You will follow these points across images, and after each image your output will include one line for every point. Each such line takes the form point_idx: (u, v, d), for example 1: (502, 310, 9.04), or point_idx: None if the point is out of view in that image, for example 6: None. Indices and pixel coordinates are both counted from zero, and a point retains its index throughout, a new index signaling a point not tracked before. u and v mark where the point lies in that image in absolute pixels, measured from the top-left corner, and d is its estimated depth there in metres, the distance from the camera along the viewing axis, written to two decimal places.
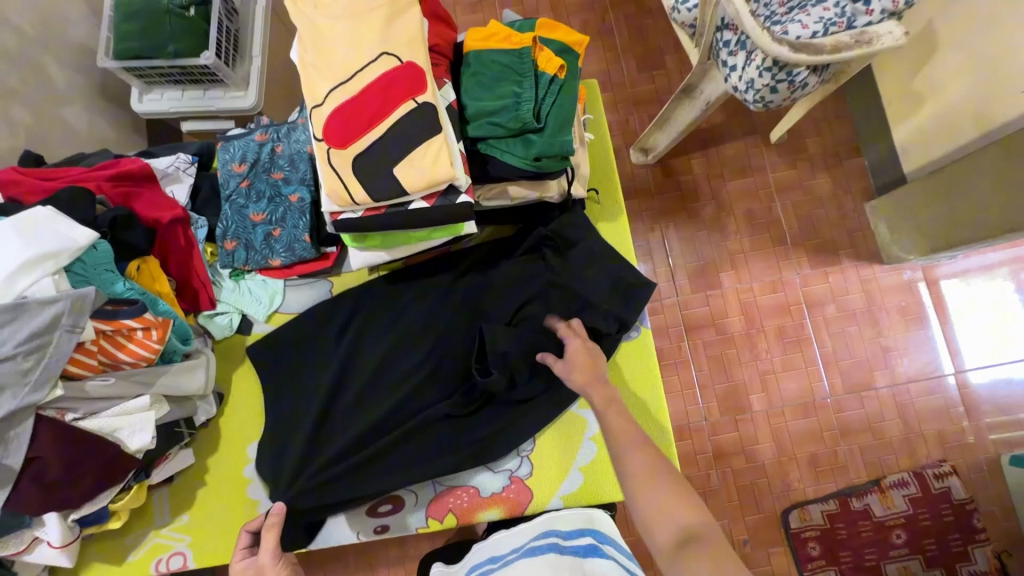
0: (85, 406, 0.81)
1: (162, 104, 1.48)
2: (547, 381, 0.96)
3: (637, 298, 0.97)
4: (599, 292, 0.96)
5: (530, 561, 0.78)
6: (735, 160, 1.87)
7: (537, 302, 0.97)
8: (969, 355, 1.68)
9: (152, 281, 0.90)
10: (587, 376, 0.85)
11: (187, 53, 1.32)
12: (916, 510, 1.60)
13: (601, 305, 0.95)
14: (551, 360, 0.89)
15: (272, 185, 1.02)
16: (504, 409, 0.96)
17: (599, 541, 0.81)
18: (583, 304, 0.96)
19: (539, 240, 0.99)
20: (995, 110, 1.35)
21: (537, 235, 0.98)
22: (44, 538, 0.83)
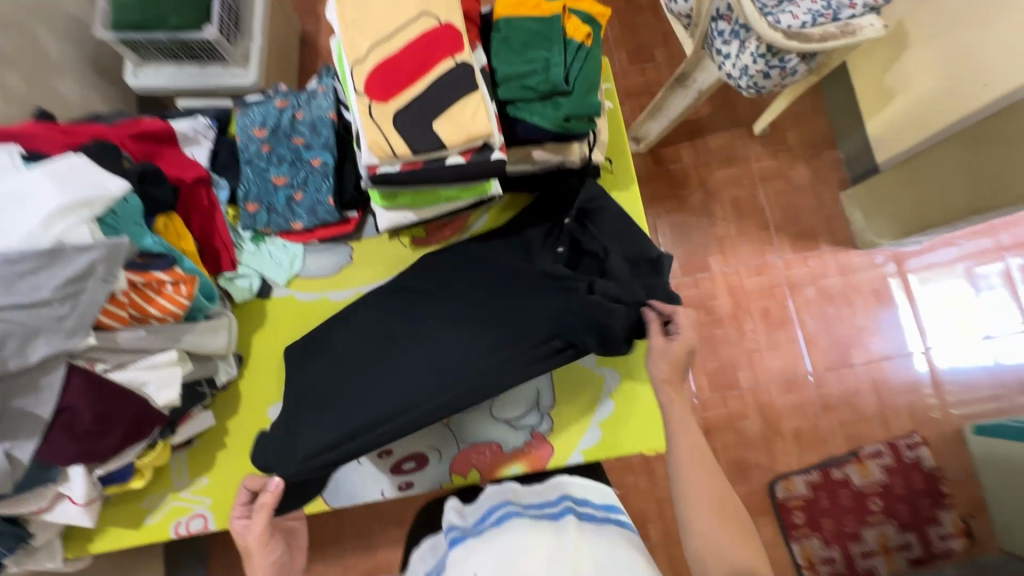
0: (115, 357, 0.80)
1: (159, 79, 1.43)
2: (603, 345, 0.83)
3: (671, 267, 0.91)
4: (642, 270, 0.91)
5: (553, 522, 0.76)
6: (722, 150, 1.93)
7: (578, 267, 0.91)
8: (934, 336, 1.79)
9: (178, 239, 0.91)
10: (671, 375, 0.90)
11: (188, 26, 1.28)
12: (890, 478, 1.70)
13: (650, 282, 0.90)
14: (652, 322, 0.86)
15: (294, 150, 1.03)
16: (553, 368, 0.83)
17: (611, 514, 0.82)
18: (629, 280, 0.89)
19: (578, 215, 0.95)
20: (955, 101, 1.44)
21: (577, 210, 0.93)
22: (67, 494, 0.81)
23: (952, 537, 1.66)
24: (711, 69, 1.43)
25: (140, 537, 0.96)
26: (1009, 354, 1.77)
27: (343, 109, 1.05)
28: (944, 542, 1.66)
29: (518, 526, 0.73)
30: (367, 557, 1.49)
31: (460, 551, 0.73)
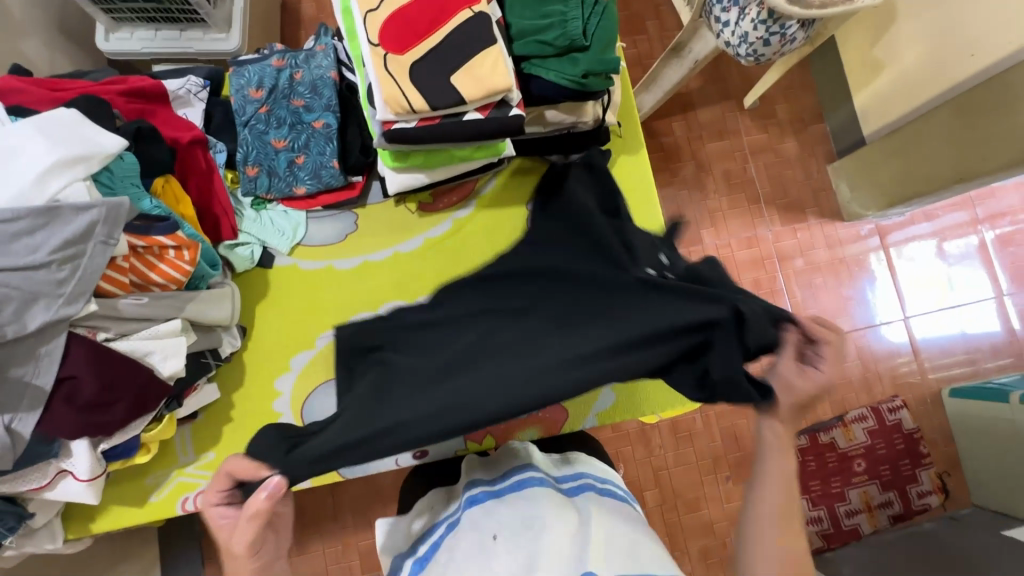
0: (117, 325, 0.76)
1: (133, 45, 1.23)
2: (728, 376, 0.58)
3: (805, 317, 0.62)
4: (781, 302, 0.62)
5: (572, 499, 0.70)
6: (712, 124, 1.84)
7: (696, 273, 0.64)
8: (912, 304, 1.76)
9: (176, 203, 0.86)
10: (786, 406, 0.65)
11: None
12: (873, 441, 1.68)
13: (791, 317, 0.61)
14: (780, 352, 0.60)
15: (293, 112, 0.98)
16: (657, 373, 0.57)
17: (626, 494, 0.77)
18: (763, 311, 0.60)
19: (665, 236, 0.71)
20: (942, 67, 1.39)
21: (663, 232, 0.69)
22: (69, 470, 0.78)
23: (930, 494, 1.66)
24: (707, 38, 1.34)
25: (147, 516, 0.93)
26: (976, 322, 1.74)
27: (345, 70, 1.01)
28: (923, 500, 1.66)
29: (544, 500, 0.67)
30: (367, 533, 1.44)
31: (481, 514, 0.68)
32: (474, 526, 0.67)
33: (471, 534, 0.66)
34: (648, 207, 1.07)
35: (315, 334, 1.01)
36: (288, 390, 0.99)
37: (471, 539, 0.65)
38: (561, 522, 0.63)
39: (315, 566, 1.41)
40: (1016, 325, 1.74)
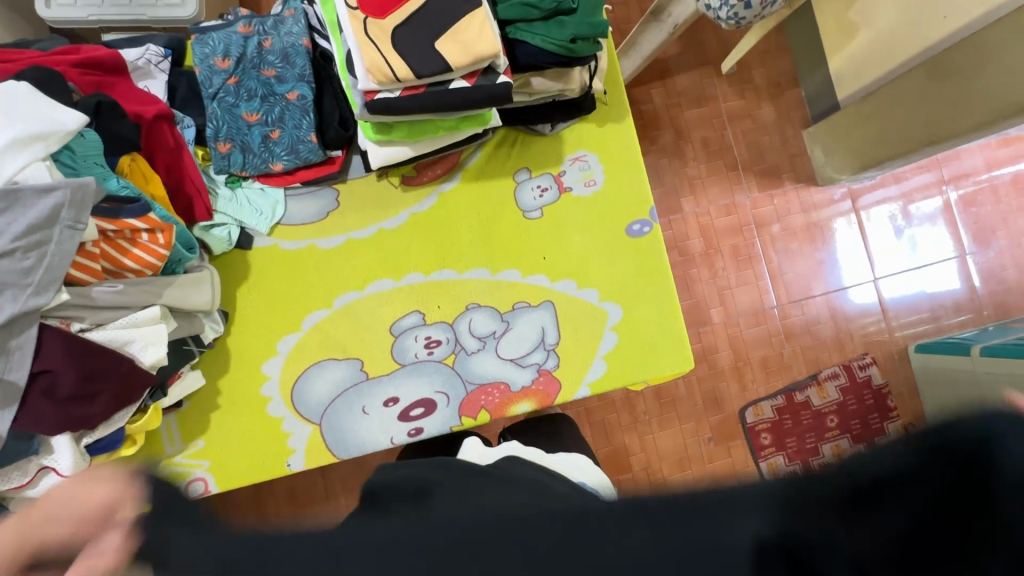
0: (93, 315, 0.73)
1: (76, 9, 1.11)
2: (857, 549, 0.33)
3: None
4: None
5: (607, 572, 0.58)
6: (691, 90, 1.83)
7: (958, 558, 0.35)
8: (881, 265, 1.82)
9: (145, 181, 0.81)
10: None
11: None
12: (844, 398, 1.76)
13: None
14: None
15: (264, 83, 0.93)
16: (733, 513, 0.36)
17: None
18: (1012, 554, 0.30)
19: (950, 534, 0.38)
20: None
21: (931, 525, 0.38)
22: (51, 466, 0.75)
23: None
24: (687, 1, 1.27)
25: None
26: (940, 281, 1.82)
27: (318, 36, 0.96)
28: None
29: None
30: None
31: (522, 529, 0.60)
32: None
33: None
34: (636, 176, 1.05)
35: (298, 316, 0.98)
36: (276, 374, 0.96)
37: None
38: None
39: None
40: (976, 282, 1.82)
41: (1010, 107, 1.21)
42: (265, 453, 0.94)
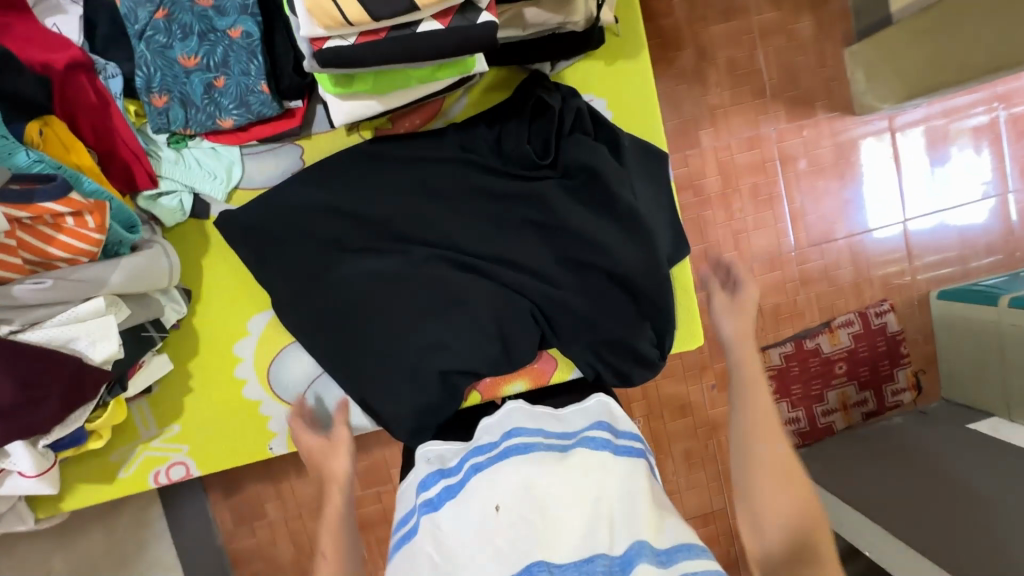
0: (23, 315, 0.66)
1: None
2: (577, 187, 0.87)
3: (555, 108, 0.85)
4: (546, 125, 0.86)
5: (551, 462, 0.67)
6: (719, 1, 1.57)
7: (571, 140, 0.86)
8: (912, 203, 1.66)
9: (65, 152, 0.70)
10: (650, 206, 0.90)
11: None
12: (856, 344, 1.68)
13: (534, 130, 0.87)
14: (575, 143, 0.86)
15: (200, 16, 0.76)
16: (541, 234, 0.89)
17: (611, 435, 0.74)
18: (545, 142, 0.86)
19: (578, 114, 0.86)
20: None
21: (576, 107, 0.86)
22: (12, 468, 0.71)
23: (904, 392, 1.71)
24: None
25: (117, 492, 0.88)
26: (975, 219, 1.67)
27: None
28: (896, 397, 1.71)
29: (552, 467, 0.66)
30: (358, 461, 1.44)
31: (484, 477, 0.67)
32: (480, 492, 0.65)
33: (471, 501, 0.64)
34: (649, 125, 0.92)
35: (265, 295, 0.89)
36: (249, 355, 0.89)
37: (473, 511, 0.63)
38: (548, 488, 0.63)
39: (316, 490, 1.41)
40: (1014, 219, 1.67)
41: None
42: (247, 437, 0.90)
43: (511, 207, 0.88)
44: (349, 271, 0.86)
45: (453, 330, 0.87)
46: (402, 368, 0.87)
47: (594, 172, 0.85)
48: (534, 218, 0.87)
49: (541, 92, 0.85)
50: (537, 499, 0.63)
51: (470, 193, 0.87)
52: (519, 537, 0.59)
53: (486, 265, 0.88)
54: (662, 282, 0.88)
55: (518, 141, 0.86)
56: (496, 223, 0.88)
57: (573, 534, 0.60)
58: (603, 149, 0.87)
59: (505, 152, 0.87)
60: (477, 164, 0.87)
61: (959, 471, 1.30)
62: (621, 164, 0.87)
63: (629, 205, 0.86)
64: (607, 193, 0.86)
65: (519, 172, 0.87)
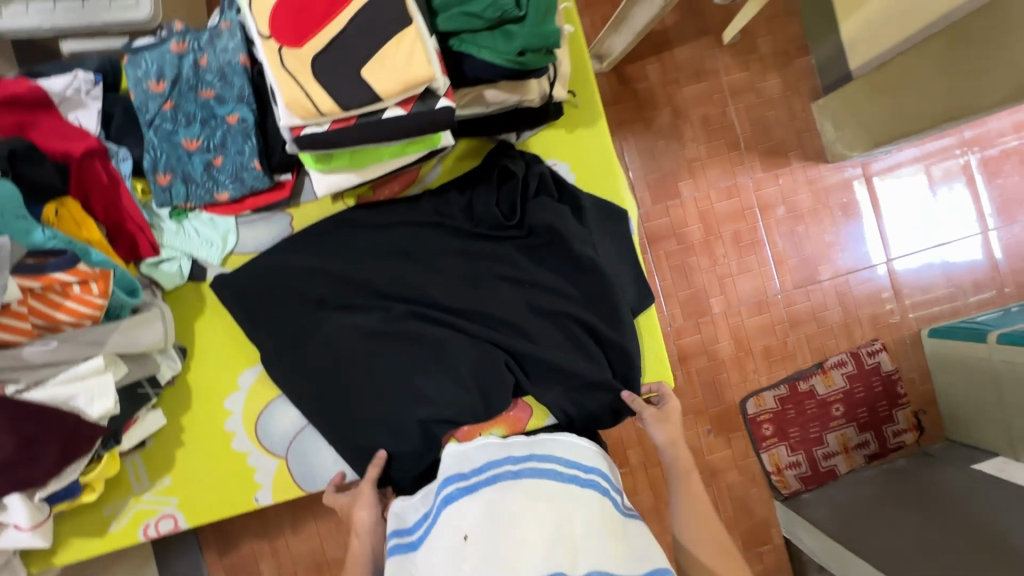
0: (28, 375, 0.71)
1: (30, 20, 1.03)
2: (547, 242, 0.95)
3: (522, 173, 0.94)
4: (510, 191, 0.94)
5: (515, 495, 0.74)
6: (690, 64, 1.65)
7: (536, 204, 0.94)
8: (897, 244, 1.66)
9: (77, 228, 0.79)
10: (612, 257, 0.98)
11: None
12: (852, 385, 1.65)
13: (499, 192, 0.95)
14: (542, 204, 0.94)
15: (203, 105, 0.87)
16: (510, 286, 0.95)
17: (575, 470, 0.80)
18: (512, 204, 0.94)
19: (541, 177, 0.95)
20: None
21: (538, 171, 0.94)
22: (9, 521, 0.75)
23: (905, 432, 1.67)
24: None
25: (107, 545, 0.91)
26: (959, 252, 1.66)
27: (256, 51, 0.88)
28: (899, 438, 1.67)
29: (516, 497, 0.74)
30: None
31: (455, 508, 0.73)
32: (452, 524, 0.72)
33: (443, 531, 0.71)
34: (609, 183, 1.00)
35: (255, 350, 0.95)
36: (240, 409, 0.94)
37: (445, 541, 0.70)
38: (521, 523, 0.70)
39: (312, 545, 1.42)
40: (999, 256, 1.65)
41: None
42: (235, 488, 0.94)
43: (482, 261, 0.95)
44: (334, 328, 0.92)
45: (430, 383, 0.92)
46: (384, 414, 0.91)
47: (558, 231, 0.93)
48: (504, 273, 0.95)
49: (507, 161, 0.94)
50: (503, 526, 0.70)
51: (446, 253, 0.94)
52: (487, 563, 0.67)
53: (461, 316, 0.94)
54: (626, 332, 0.94)
55: (486, 204, 0.94)
56: (469, 280, 0.95)
57: (536, 558, 0.67)
58: (565, 209, 0.95)
59: (476, 213, 0.95)
60: (452, 226, 0.95)
61: (965, 526, 1.24)
62: (583, 225, 0.95)
63: (592, 260, 0.93)
64: (570, 249, 0.94)
65: (491, 228, 0.95)
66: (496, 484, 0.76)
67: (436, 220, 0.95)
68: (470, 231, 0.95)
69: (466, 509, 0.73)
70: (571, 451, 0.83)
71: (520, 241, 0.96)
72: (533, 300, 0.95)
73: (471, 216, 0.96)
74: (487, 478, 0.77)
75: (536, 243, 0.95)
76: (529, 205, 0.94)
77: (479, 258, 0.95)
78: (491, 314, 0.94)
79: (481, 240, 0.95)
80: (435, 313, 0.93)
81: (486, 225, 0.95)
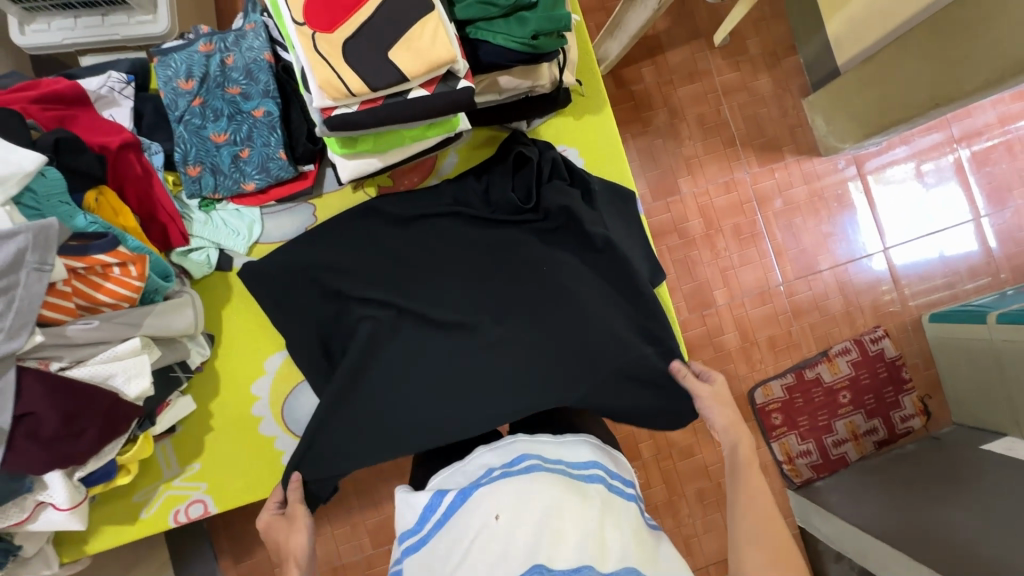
0: (71, 353, 0.74)
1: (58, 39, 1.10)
2: (564, 224, 0.96)
3: (533, 158, 0.96)
4: (524, 176, 0.96)
5: (551, 485, 0.71)
6: (683, 66, 1.70)
7: (551, 186, 0.96)
8: (892, 233, 1.70)
9: (114, 215, 0.82)
10: (623, 237, 1.00)
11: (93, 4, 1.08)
12: (857, 371, 1.67)
13: (513, 176, 0.97)
14: (558, 187, 0.95)
15: (230, 101, 0.91)
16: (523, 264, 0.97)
17: (608, 475, 0.78)
18: (529, 191, 0.95)
19: (553, 163, 0.98)
20: None
21: (551, 156, 0.97)
22: (48, 501, 0.77)
23: (912, 417, 1.67)
24: None
25: (138, 532, 0.93)
26: (953, 243, 1.69)
27: (280, 49, 0.93)
28: (906, 424, 1.67)
29: (551, 484, 0.71)
30: (374, 513, 1.40)
31: (487, 491, 0.72)
32: (484, 506, 0.70)
33: (475, 512, 0.70)
34: (616, 166, 1.05)
35: (278, 336, 0.97)
36: (266, 393, 0.97)
37: (475, 522, 0.69)
38: (559, 509, 0.68)
39: (327, 550, 1.39)
40: (993, 244, 1.69)
41: (1021, 64, 1.08)
42: (261, 471, 0.96)
43: (500, 245, 0.97)
44: (354, 312, 0.94)
45: (451, 363, 0.94)
46: (405, 396, 0.93)
47: (572, 212, 0.94)
48: (522, 257, 0.97)
49: (518, 147, 0.97)
50: (538, 511, 0.68)
51: (461, 236, 0.97)
52: (519, 549, 0.65)
53: (479, 297, 0.96)
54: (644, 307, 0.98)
55: (502, 190, 0.97)
56: (487, 263, 0.97)
57: (567, 546, 0.64)
58: (577, 193, 0.97)
59: (493, 199, 0.98)
60: (468, 212, 0.97)
61: (979, 503, 1.24)
62: (593, 208, 0.98)
63: (606, 238, 0.94)
64: (582, 232, 0.95)
65: (508, 213, 0.97)
66: (532, 472, 0.73)
67: (452, 207, 0.98)
68: (487, 218, 0.97)
69: (496, 492, 0.71)
70: (604, 459, 0.81)
71: (537, 224, 0.97)
72: (552, 283, 0.96)
73: (488, 204, 0.98)
74: (520, 469, 0.74)
75: (551, 229, 0.97)
76: (546, 189, 0.96)
77: (495, 246, 0.97)
78: (510, 297, 0.96)
79: (498, 225, 0.98)
80: (454, 294, 0.96)
81: (505, 209, 0.97)
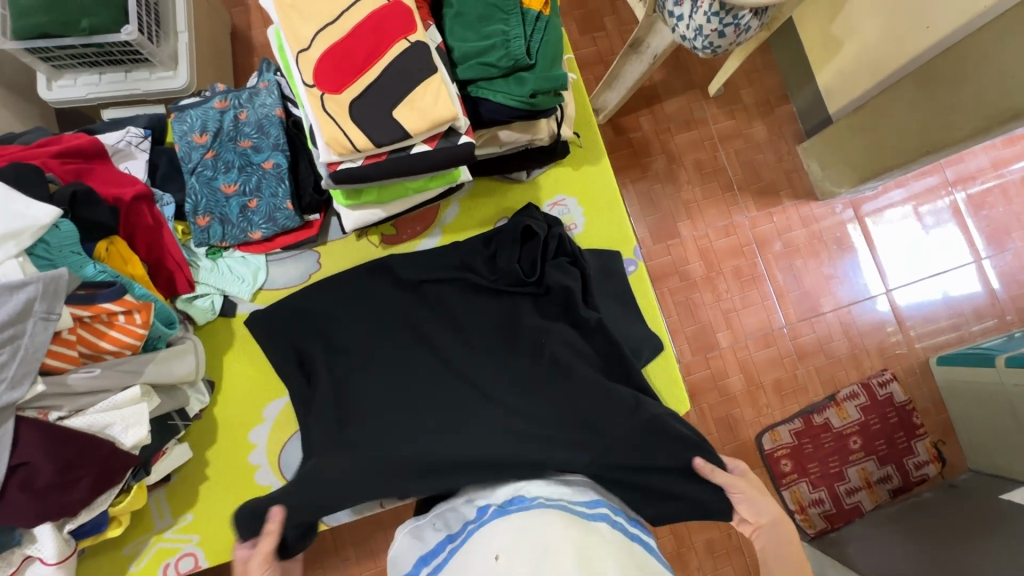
0: (70, 402, 0.74)
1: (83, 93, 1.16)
2: (564, 303, 0.96)
3: (539, 232, 0.96)
4: (530, 253, 0.96)
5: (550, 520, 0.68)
6: (680, 115, 1.76)
7: (554, 269, 0.96)
8: (894, 275, 1.70)
9: (124, 263, 0.84)
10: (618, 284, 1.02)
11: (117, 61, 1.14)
12: (866, 417, 1.63)
13: (522, 245, 0.97)
14: (561, 266, 0.97)
15: (240, 154, 0.95)
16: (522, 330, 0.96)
17: (610, 511, 0.75)
18: (532, 266, 0.96)
19: (559, 239, 0.98)
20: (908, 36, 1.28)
21: (557, 233, 0.97)
22: (36, 555, 0.76)
23: (927, 464, 1.62)
24: (663, 33, 1.17)
25: None
26: (957, 285, 1.69)
27: (291, 106, 0.98)
28: (921, 471, 1.62)
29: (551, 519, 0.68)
30: (371, 565, 1.35)
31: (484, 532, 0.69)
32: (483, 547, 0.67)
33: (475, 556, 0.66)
34: (613, 215, 1.07)
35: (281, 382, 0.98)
36: (264, 441, 0.96)
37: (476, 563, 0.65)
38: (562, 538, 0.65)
39: None
40: (996, 285, 1.69)
41: (1007, 114, 1.11)
42: None
43: (499, 315, 0.97)
44: (354, 358, 0.94)
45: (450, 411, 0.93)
46: None
47: (572, 293, 0.94)
48: (522, 322, 0.96)
49: (527, 221, 0.97)
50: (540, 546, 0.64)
51: (460, 283, 0.98)
52: None
53: (479, 343, 0.96)
54: (643, 353, 0.98)
55: (509, 259, 0.96)
56: (488, 326, 0.97)
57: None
58: (577, 274, 0.97)
59: (498, 268, 0.97)
60: (471, 276, 0.98)
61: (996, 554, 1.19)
62: (591, 292, 0.97)
63: (598, 321, 0.94)
64: (578, 315, 0.95)
65: (510, 284, 0.97)
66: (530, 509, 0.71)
67: (455, 271, 0.99)
68: (491, 285, 0.97)
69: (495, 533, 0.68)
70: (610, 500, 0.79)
71: (538, 298, 0.97)
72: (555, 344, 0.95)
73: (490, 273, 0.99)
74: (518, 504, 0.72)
75: (552, 301, 0.96)
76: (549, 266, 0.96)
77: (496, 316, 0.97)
78: (510, 345, 0.96)
79: (499, 295, 0.98)
80: (454, 340, 0.96)
81: (507, 278, 0.96)
